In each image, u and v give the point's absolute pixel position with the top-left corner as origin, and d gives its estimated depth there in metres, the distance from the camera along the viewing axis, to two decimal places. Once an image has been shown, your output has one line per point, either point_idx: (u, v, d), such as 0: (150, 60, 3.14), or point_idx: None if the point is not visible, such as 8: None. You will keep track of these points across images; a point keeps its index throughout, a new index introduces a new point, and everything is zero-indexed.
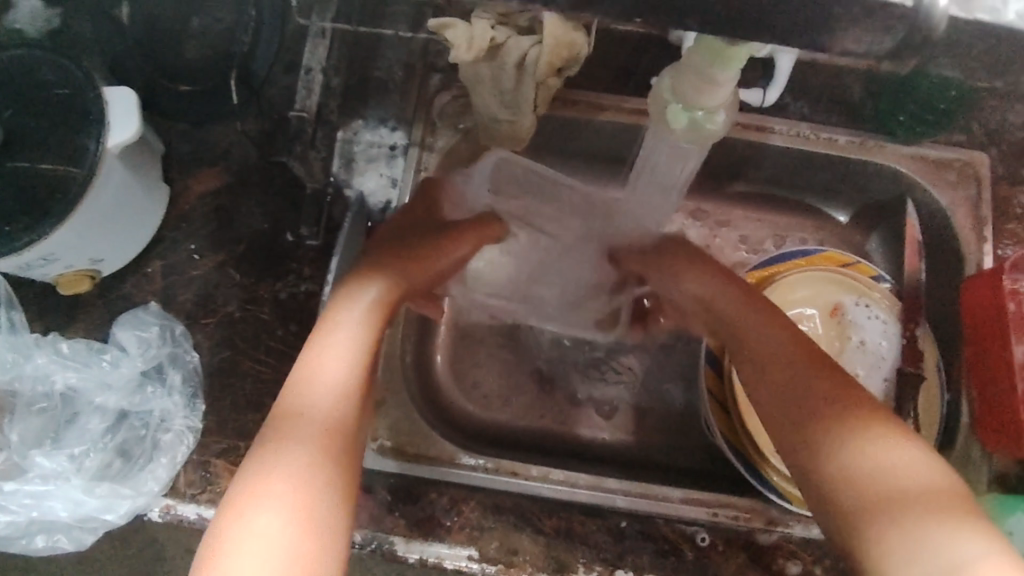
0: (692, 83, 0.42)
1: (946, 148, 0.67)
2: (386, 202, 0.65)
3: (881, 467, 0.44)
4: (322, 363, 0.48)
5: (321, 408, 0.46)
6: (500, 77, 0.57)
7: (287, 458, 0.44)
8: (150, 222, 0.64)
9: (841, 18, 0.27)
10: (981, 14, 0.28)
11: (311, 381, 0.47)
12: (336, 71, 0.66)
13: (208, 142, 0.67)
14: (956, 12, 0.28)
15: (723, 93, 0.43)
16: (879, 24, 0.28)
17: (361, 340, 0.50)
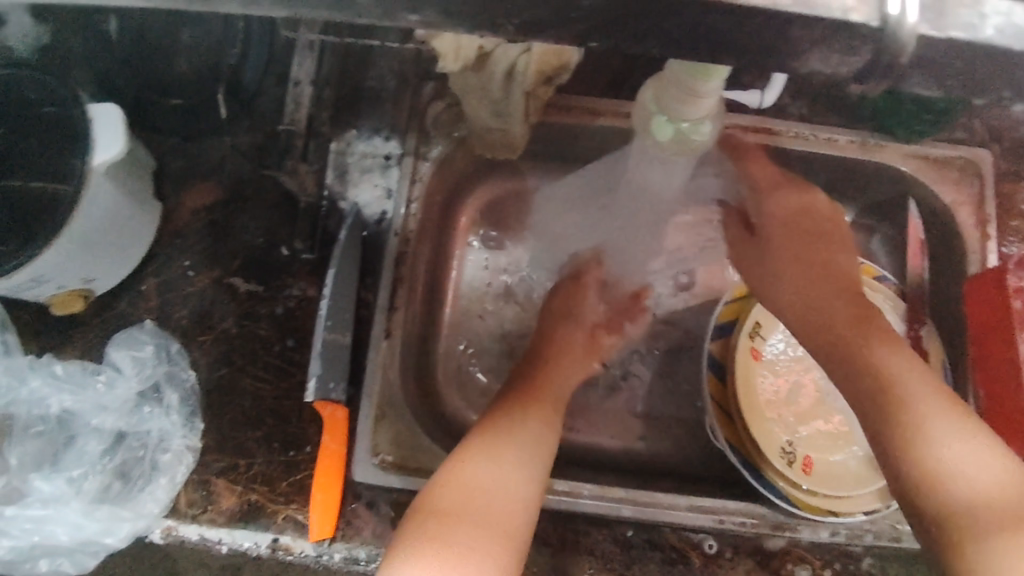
0: (675, 97, 0.43)
1: (948, 147, 0.66)
2: (381, 213, 0.64)
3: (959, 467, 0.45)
4: (479, 470, 0.50)
5: (469, 507, 0.48)
6: (489, 86, 0.57)
7: (436, 545, 0.45)
8: (143, 240, 0.63)
9: (804, 39, 0.28)
10: (956, 31, 0.27)
11: (467, 484, 0.49)
12: (327, 82, 0.65)
13: (201, 157, 0.66)
14: (927, 30, 0.27)
15: (707, 105, 0.43)
16: (844, 43, 0.28)
17: (514, 456, 0.52)
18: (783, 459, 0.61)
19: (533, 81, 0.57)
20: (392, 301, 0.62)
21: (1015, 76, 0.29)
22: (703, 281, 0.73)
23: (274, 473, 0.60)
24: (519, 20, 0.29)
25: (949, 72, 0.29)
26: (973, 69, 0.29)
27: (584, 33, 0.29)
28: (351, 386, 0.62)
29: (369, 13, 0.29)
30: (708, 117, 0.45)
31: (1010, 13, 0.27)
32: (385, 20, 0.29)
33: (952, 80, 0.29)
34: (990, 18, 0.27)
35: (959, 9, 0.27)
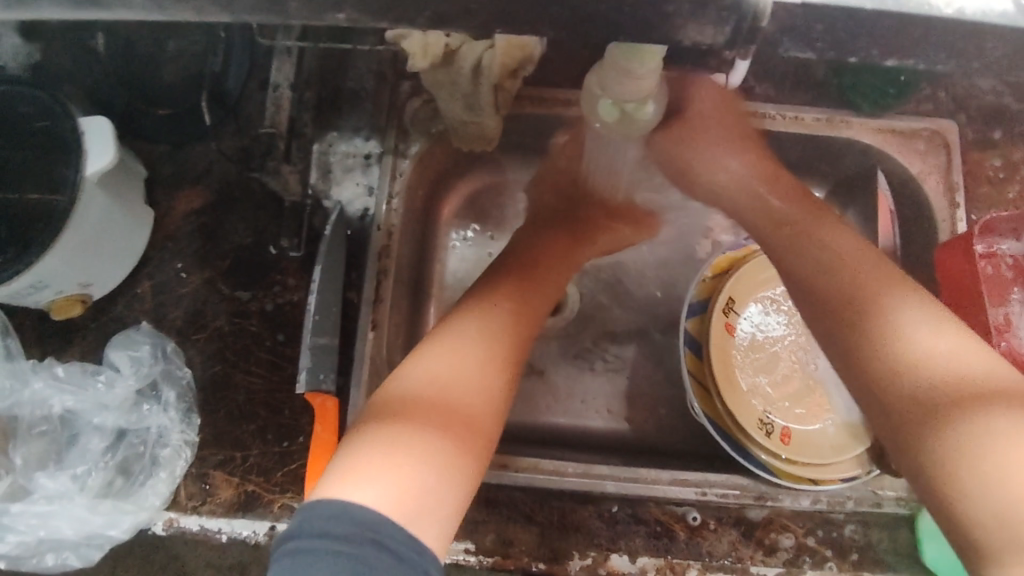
0: (615, 80, 0.44)
1: (914, 118, 0.67)
2: (364, 210, 0.67)
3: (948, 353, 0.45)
4: (434, 356, 0.51)
5: (434, 389, 0.49)
6: (458, 82, 0.59)
7: (398, 426, 0.46)
8: (137, 244, 0.66)
9: (676, 14, 0.29)
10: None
11: (434, 372, 0.50)
12: (307, 86, 0.68)
13: (189, 163, 0.69)
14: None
15: (646, 85, 0.45)
16: (713, 15, 0.29)
17: (482, 343, 0.53)
18: (761, 430, 0.63)
19: (499, 74, 0.58)
20: (377, 295, 0.64)
21: (886, 36, 0.29)
22: (684, 262, 0.74)
23: (269, 463, 0.62)
24: (428, 14, 0.30)
25: (815, 34, 0.30)
26: (840, 33, 0.29)
27: (487, 21, 0.30)
28: (339, 377, 0.64)
29: (298, 15, 0.30)
30: (649, 98, 0.47)
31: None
32: (312, 20, 0.31)
33: (823, 43, 0.30)
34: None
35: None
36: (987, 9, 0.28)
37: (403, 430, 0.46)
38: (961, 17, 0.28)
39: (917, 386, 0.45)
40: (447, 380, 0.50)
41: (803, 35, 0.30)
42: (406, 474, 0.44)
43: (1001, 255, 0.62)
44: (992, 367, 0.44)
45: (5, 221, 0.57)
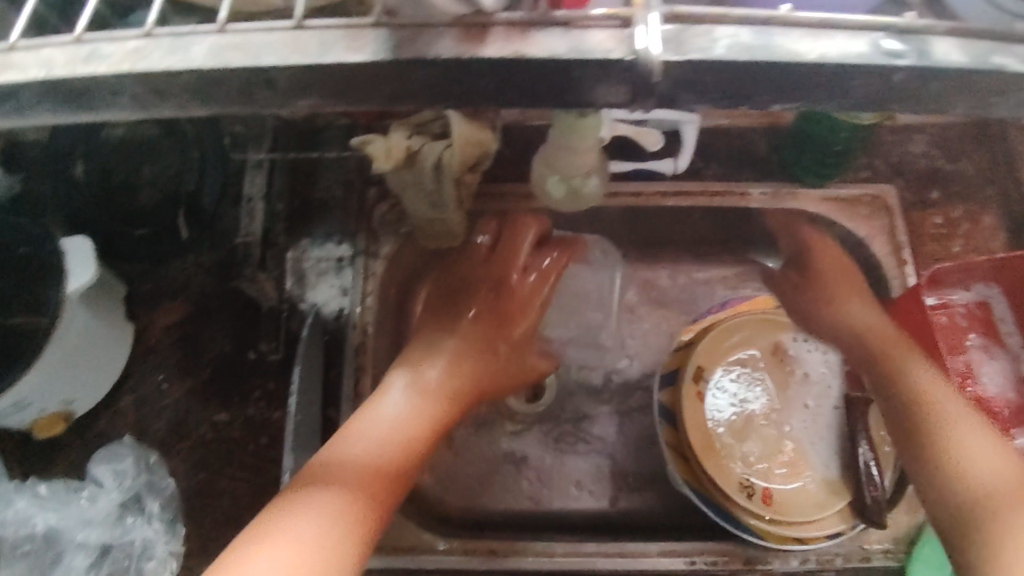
0: (560, 158, 0.49)
1: (854, 186, 0.71)
2: (339, 309, 0.69)
3: (970, 462, 0.48)
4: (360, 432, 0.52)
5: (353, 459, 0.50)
6: (421, 181, 0.63)
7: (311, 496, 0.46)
8: (118, 359, 0.67)
9: (588, 77, 0.29)
10: (693, 54, 0.28)
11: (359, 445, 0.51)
12: (279, 198, 0.72)
13: (169, 278, 0.71)
14: (669, 57, 0.28)
15: (588, 159, 0.49)
16: (618, 76, 0.29)
17: (417, 417, 0.56)
18: (742, 493, 0.63)
19: (460, 171, 0.61)
20: (356, 392, 0.66)
21: (775, 83, 0.29)
22: (656, 340, 0.75)
23: None
24: (379, 96, 0.32)
25: (708, 87, 0.29)
26: (728, 86, 0.29)
27: (432, 100, 0.32)
28: None
29: (266, 103, 0.32)
30: (594, 171, 0.51)
31: (737, 35, 0.28)
32: (280, 109, 0.32)
33: (716, 94, 0.30)
34: (722, 40, 0.28)
35: (694, 36, 0.29)
36: (844, 53, 0.28)
37: (317, 504, 0.45)
38: (823, 62, 0.28)
39: (963, 493, 0.47)
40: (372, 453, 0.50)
41: (699, 89, 0.30)
42: (315, 552, 0.42)
43: (954, 306, 0.69)
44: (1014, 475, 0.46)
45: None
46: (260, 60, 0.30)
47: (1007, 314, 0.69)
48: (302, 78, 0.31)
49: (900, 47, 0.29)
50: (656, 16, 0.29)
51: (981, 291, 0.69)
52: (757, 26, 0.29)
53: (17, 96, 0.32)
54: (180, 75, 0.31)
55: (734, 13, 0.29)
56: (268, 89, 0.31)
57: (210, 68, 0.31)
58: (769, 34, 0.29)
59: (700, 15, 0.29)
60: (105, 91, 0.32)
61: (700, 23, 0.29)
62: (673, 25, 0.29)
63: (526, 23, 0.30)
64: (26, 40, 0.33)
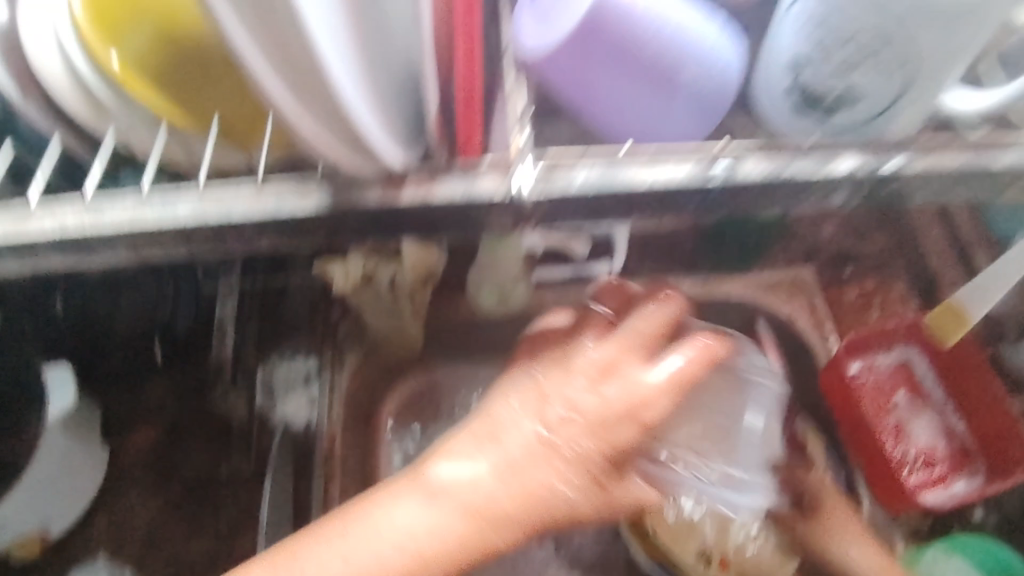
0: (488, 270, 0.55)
1: (773, 271, 0.80)
2: (308, 422, 0.71)
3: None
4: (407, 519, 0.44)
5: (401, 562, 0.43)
6: (378, 298, 0.69)
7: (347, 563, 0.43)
8: (93, 479, 0.70)
9: (482, 212, 0.40)
10: (558, 192, 0.40)
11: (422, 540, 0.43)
12: (250, 319, 0.75)
13: (143, 400, 0.75)
14: (542, 192, 0.40)
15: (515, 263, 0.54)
16: (507, 209, 0.40)
17: (461, 510, 0.44)
18: (702, 562, 0.67)
19: (412, 285, 0.68)
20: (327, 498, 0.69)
21: (625, 205, 0.41)
22: None
23: None
24: (327, 230, 0.41)
25: (577, 212, 0.41)
26: (597, 206, 0.41)
27: (366, 230, 0.41)
28: None
29: (236, 241, 0.41)
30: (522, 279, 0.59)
31: (589, 173, 0.40)
32: (249, 249, 0.41)
33: (583, 215, 0.41)
34: (580, 177, 0.40)
35: (559, 176, 0.40)
36: (668, 178, 0.41)
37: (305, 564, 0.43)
38: (651, 187, 0.40)
39: None
40: (430, 555, 0.43)
41: (571, 211, 0.41)
42: None
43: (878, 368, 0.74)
44: None
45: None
46: (231, 215, 0.40)
47: (928, 372, 0.75)
48: (261, 223, 0.40)
49: (708, 172, 0.41)
50: (531, 161, 0.41)
51: (902, 353, 0.75)
52: (604, 166, 0.41)
53: (36, 249, 0.40)
54: (167, 228, 0.40)
55: (586, 160, 0.41)
56: (238, 236, 0.40)
57: (191, 223, 0.40)
58: (619, 169, 0.41)
59: (563, 159, 0.41)
60: (106, 240, 0.40)
61: (564, 166, 0.41)
62: (544, 166, 0.40)
63: (436, 171, 0.41)
64: (42, 200, 0.41)
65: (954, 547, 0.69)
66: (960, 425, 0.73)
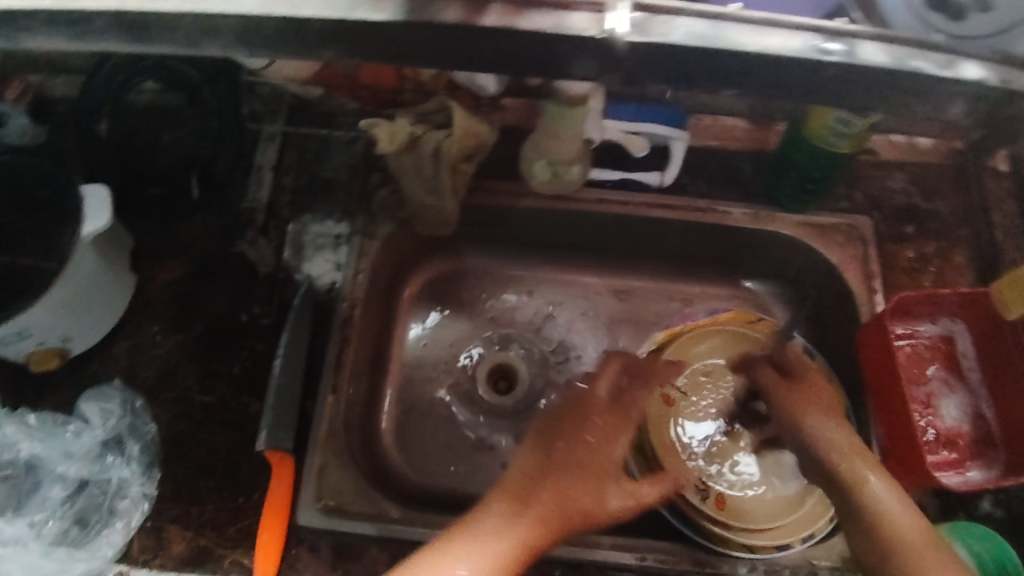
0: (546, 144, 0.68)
1: (832, 215, 0.73)
2: (332, 283, 0.71)
3: (879, 495, 0.51)
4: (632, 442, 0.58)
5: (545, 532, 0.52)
6: (421, 166, 0.65)
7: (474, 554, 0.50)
8: (117, 307, 0.69)
9: (567, 53, 0.34)
10: (656, 37, 0.33)
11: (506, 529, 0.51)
12: (286, 172, 0.73)
13: (173, 237, 0.72)
14: (635, 39, 0.33)
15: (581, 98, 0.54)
16: (594, 53, 0.34)
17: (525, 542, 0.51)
18: (696, 494, 0.66)
19: (456, 159, 0.64)
20: (339, 360, 0.68)
21: (720, 74, 0.34)
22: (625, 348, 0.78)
23: (224, 519, 0.65)
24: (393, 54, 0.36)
25: (669, 68, 0.34)
26: (680, 69, 0.34)
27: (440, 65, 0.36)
28: (298, 435, 0.68)
29: (300, 49, 0.37)
30: (575, 161, 0.69)
31: (693, 26, 0.33)
32: (307, 55, 0.37)
33: (671, 76, 0.35)
34: (680, 28, 0.33)
35: (658, 24, 0.33)
36: (778, 47, 0.33)
37: None
38: (765, 52, 0.33)
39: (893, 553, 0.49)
40: None
41: (656, 71, 0.35)
42: None
43: (920, 337, 0.72)
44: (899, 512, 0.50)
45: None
46: (300, 11, 0.34)
47: (970, 350, 0.72)
48: (332, 31, 0.35)
49: (831, 46, 0.34)
50: (627, 4, 0.34)
51: (946, 325, 0.73)
52: (710, 19, 0.34)
53: (88, 23, 0.36)
54: (230, 18, 0.35)
55: (689, 8, 0.34)
56: (300, 38, 0.36)
57: (256, 14, 0.34)
58: (720, 26, 0.33)
59: (660, 6, 0.34)
60: (164, 27, 0.36)
61: (665, 14, 0.34)
62: (641, 12, 0.34)
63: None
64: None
65: (955, 534, 0.65)
66: (990, 412, 0.70)
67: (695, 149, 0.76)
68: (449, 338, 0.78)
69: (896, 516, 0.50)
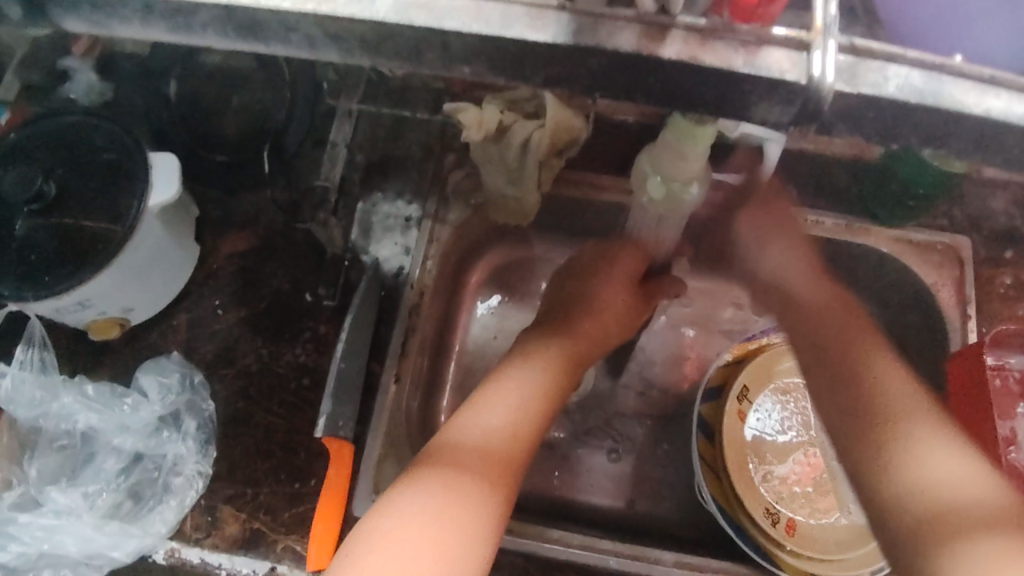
0: (668, 158, 0.47)
1: (930, 232, 0.69)
2: (400, 268, 0.68)
3: (944, 476, 0.45)
4: (502, 412, 0.54)
5: (486, 493, 0.48)
6: (506, 156, 0.62)
7: (423, 549, 0.44)
8: (179, 276, 0.67)
9: (751, 93, 0.32)
10: (864, 88, 0.31)
11: (466, 491, 0.48)
12: (360, 148, 0.70)
13: (239, 210, 0.70)
14: (842, 88, 0.31)
15: (694, 167, 0.48)
16: (783, 98, 0.32)
17: (496, 453, 0.51)
18: (767, 519, 0.62)
19: (547, 152, 0.61)
20: (403, 349, 0.65)
21: (918, 124, 0.33)
22: (697, 355, 0.74)
23: (279, 503, 0.63)
24: (541, 75, 0.34)
25: (865, 121, 0.33)
26: (886, 118, 0.32)
27: (589, 84, 0.34)
28: (358, 424, 0.65)
29: (431, 65, 0.35)
30: (696, 179, 0.49)
31: (909, 77, 0.32)
32: (440, 72, 0.35)
33: (870, 129, 0.33)
34: (892, 79, 0.32)
35: (867, 71, 0.32)
36: (1009, 113, 0.32)
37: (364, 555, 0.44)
38: (989, 117, 0.32)
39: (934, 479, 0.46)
40: (426, 526, 0.45)
41: (835, 102, 0.32)
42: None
43: (1010, 369, 0.64)
44: (974, 489, 0.44)
45: (55, 240, 0.59)
46: (443, 23, 0.32)
47: None
48: (474, 46, 0.33)
49: None
50: (832, 44, 0.32)
51: None
52: (928, 69, 0.32)
53: (191, 15, 0.33)
54: (360, 23, 0.33)
55: (909, 54, 0.32)
56: (440, 50, 0.33)
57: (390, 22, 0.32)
58: (940, 80, 0.32)
59: (877, 52, 0.32)
60: (279, 25, 0.33)
61: (875, 58, 0.32)
62: (849, 56, 0.32)
63: (706, 28, 0.32)
64: None
65: None
66: None
67: (789, 151, 0.71)
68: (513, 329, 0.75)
69: (985, 498, 0.43)
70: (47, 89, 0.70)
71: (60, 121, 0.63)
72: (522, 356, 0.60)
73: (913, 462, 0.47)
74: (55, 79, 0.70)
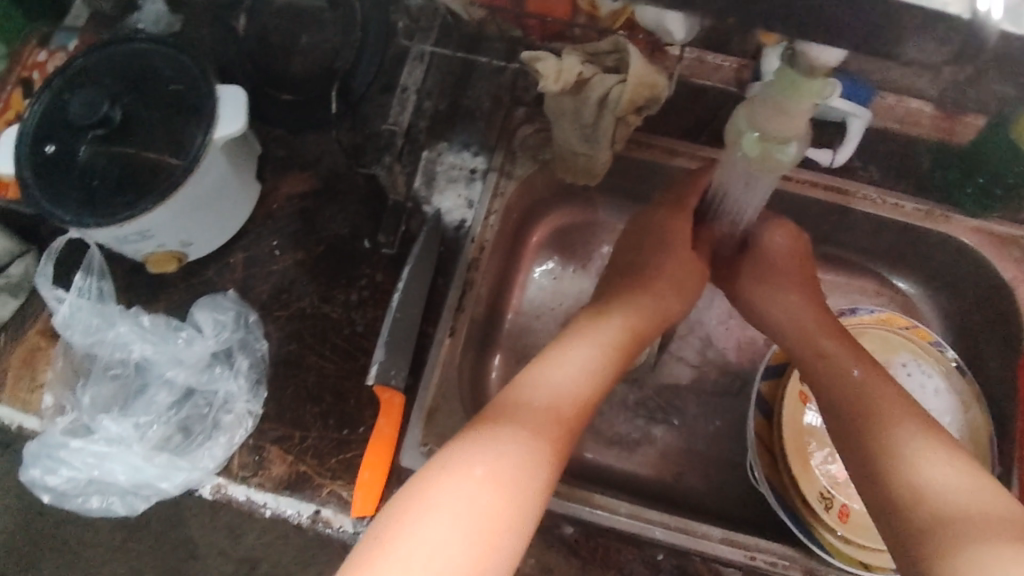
0: (767, 114, 0.45)
1: (1015, 225, 0.66)
2: (461, 221, 0.66)
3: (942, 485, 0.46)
4: (561, 376, 0.52)
5: (536, 453, 0.47)
6: (582, 110, 0.60)
7: (462, 498, 0.44)
8: (238, 214, 0.67)
9: (903, 29, 0.30)
10: None
11: (509, 446, 0.47)
12: (429, 95, 0.68)
13: (303, 150, 0.70)
14: (1008, 27, 0.29)
15: (797, 124, 0.45)
16: (937, 34, 0.30)
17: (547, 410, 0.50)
18: (820, 504, 0.60)
19: (625, 109, 0.58)
20: (459, 303, 0.64)
21: None
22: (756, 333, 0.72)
23: (326, 448, 0.62)
24: None
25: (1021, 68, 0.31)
26: None
27: (721, 9, 0.32)
28: (409, 375, 0.64)
29: None
30: (795, 138, 0.47)
31: None
32: None
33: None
34: None
35: None
36: None
37: (411, 502, 0.44)
38: None
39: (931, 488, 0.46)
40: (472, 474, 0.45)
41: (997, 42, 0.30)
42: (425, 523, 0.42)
43: None
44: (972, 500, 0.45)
45: (119, 169, 0.58)
46: None
47: None
48: None
49: None
50: None
51: None
52: None
53: None
54: None
55: None
56: None
57: None
58: None
59: None
60: None
61: None
62: None
63: None
64: None
65: None
66: None
67: (873, 130, 0.68)
68: (568, 292, 0.74)
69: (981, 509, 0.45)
70: (116, 19, 0.70)
71: (130, 47, 0.62)
72: (582, 324, 0.58)
73: (908, 475, 0.48)
74: (125, 8, 0.69)
